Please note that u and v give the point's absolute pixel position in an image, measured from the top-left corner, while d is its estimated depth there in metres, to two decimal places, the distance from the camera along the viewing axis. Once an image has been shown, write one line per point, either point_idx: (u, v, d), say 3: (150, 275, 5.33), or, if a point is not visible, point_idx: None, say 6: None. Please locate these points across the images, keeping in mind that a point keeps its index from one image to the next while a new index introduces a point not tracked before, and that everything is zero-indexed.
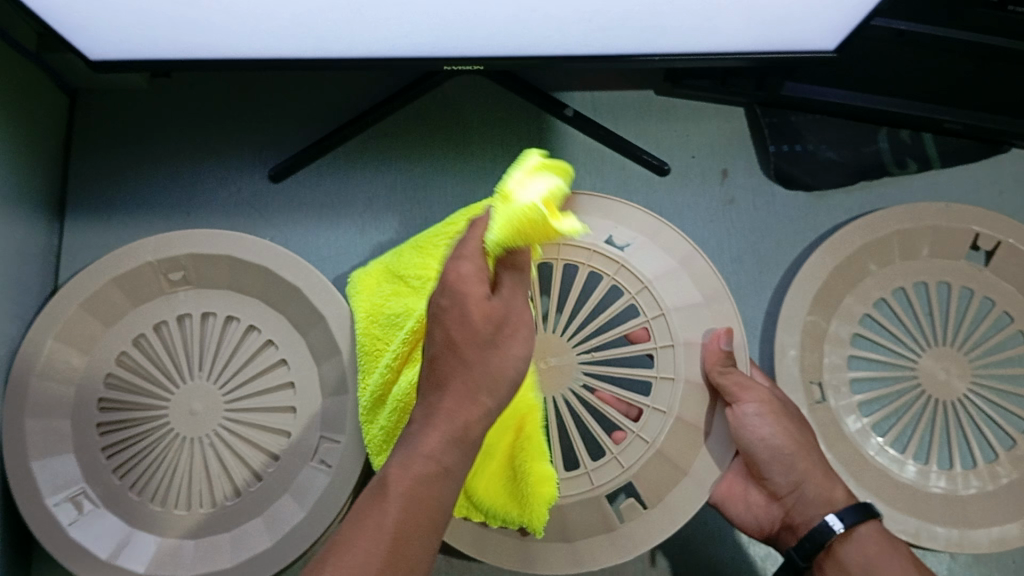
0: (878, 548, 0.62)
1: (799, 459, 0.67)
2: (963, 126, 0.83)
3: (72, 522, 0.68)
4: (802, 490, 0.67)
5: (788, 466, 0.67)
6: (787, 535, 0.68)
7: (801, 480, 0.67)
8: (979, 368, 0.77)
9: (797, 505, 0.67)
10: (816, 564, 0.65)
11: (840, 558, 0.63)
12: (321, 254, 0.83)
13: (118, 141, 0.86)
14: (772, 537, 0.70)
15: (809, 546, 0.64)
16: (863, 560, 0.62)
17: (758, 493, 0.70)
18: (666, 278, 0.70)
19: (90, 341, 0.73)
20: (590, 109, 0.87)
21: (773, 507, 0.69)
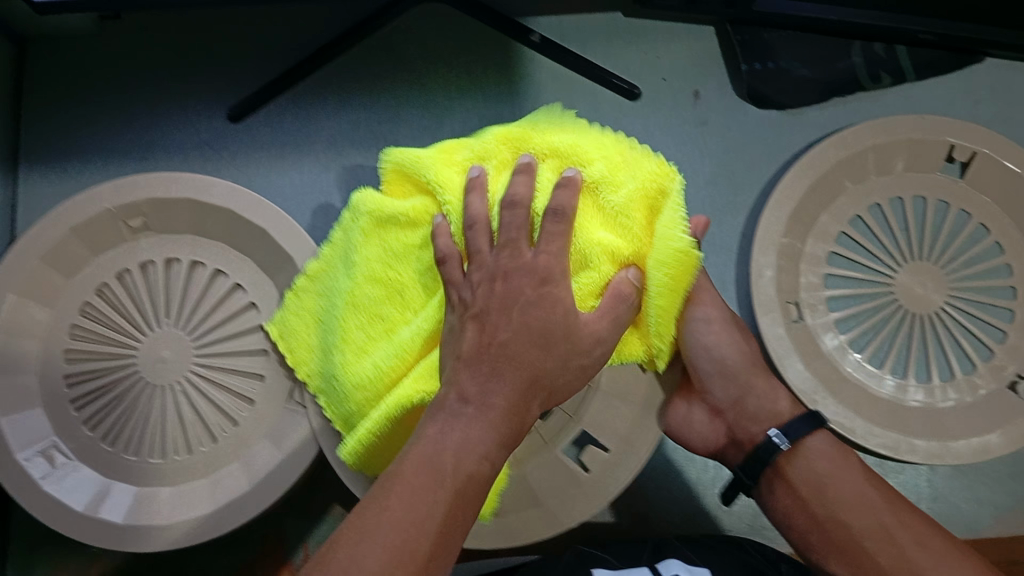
0: (830, 463, 0.58)
1: (743, 369, 0.63)
2: (937, 36, 0.81)
3: (45, 476, 0.67)
4: (744, 402, 0.62)
5: (731, 378, 0.63)
6: (730, 447, 0.63)
7: (740, 394, 0.62)
8: (955, 281, 0.76)
9: (739, 419, 0.62)
10: (763, 480, 0.60)
11: (790, 475, 0.59)
12: (285, 197, 0.81)
13: (71, 86, 0.83)
14: (716, 455, 0.65)
15: (755, 462, 0.60)
16: (812, 474, 0.58)
17: (701, 410, 0.65)
18: None
19: (52, 294, 0.71)
20: (556, 35, 0.84)
21: (717, 423, 0.64)
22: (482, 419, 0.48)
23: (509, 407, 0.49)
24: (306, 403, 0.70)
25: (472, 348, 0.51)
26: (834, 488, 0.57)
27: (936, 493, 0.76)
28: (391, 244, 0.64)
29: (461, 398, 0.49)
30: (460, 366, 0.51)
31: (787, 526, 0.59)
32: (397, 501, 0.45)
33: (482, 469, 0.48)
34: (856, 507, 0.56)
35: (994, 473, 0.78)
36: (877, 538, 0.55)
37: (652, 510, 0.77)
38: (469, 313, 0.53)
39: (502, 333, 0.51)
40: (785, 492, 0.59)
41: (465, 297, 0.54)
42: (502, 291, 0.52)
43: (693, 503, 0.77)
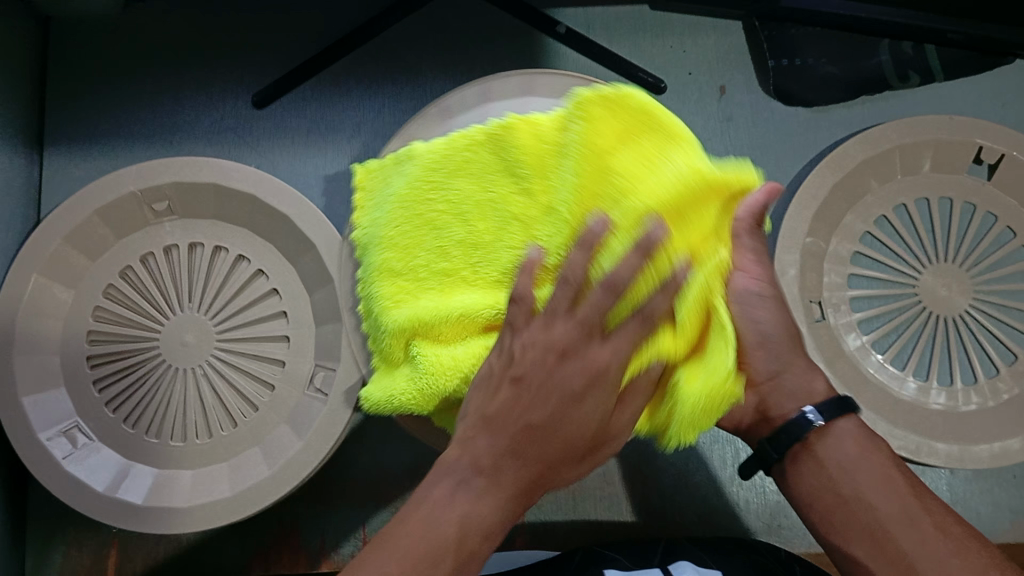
0: (859, 446, 0.55)
1: (782, 348, 0.58)
2: (966, 37, 0.80)
3: (67, 456, 0.68)
4: (782, 379, 0.58)
5: (775, 353, 0.57)
6: (757, 424, 0.59)
7: (781, 369, 0.57)
8: (979, 284, 0.76)
9: (774, 396, 0.58)
10: (789, 456, 0.57)
11: (817, 453, 0.56)
12: (308, 184, 0.81)
13: (97, 69, 0.84)
14: (741, 430, 0.60)
15: (784, 440, 0.56)
16: (841, 455, 0.55)
17: None
18: None
19: (75, 275, 0.72)
20: (582, 26, 0.84)
21: (748, 396, 0.59)
22: (489, 498, 0.47)
23: (520, 491, 0.48)
24: (325, 390, 0.69)
25: (499, 411, 0.48)
26: (863, 470, 0.54)
27: (955, 497, 0.76)
28: (481, 168, 0.56)
29: (474, 469, 0.47)
30: (476, 431, 0.48)
31: (807, 505, 0.56)
32: (397, 566, 0.44)
33: (484, 546, 0.46)
34: (884, 489, 0.54)
35: (1014, 477, 0.77)
36: (900, 524, 0.52)
37: (669, 506, 0.77)
38: (510, 372, 0.49)
39: (533, 414, 0.48)
40: (810, 470, 0.56)
41: (513, 350, 0.50)
42: (553, 368, 0.48)
43: (710, 500, 0.77)
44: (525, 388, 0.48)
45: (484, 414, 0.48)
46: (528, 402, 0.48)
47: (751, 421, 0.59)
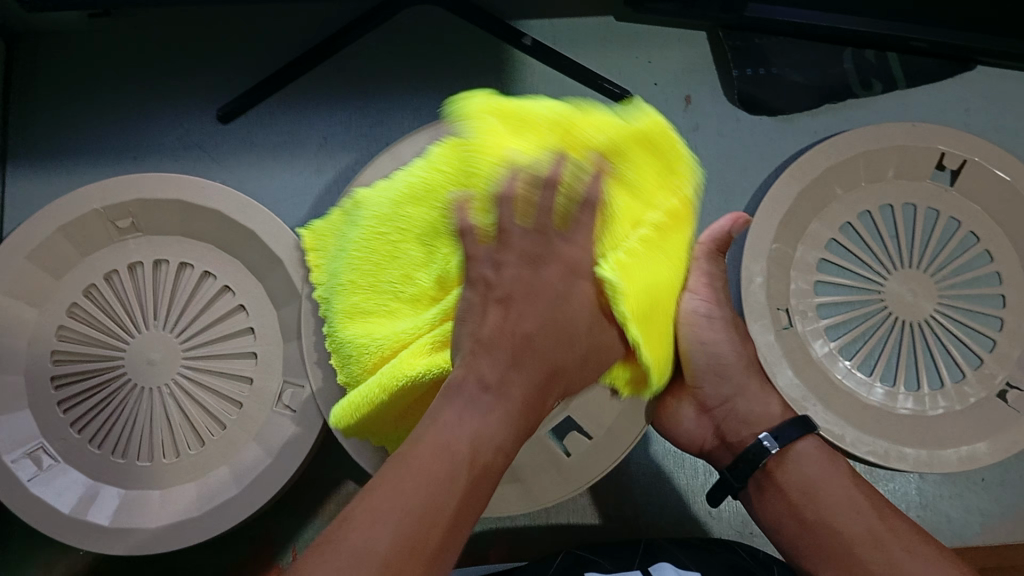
0: (818, 468, 0.60)
1: (735, 370, 0.63)
2: (929, 44, 0.81)
3: (32, 478, 0.67)
4: (733, 404, 0.63)
5: (722, 378, 0.63)
6: (718, 447, 0.64)
7: (732, 395, 0.63)
8: (945, 289, 0.77)
9: (729, 420, 0.63)
10: (755, 484, 0.61)
11: (780, 479, 0.60)
12: (275, 199, 0.81)
13: (59, 84, 0.83)
14: (703, 453, 0.65)
15: (746, 467, 0.61)
16: (801, 480, 0.59)
17: (688, 407, 0.65)
18: None
19: (39, 293, 0.71)
20: (548, 38, 0.84)
21: (704, 420, 0.64)
22: (498, 412, 0.46)
23: (527, 408, 0.47)
24: (295, 407, 0.69)
25: (495, 330, 0.48)
26: (824, 492, 0.59)
27: (925, 501, 0.77)
28: (419, 185, 0.55)
29: (481, 385, 0.46)
30: (477, 351, 0.47)
31: (775, 530, 0.60)
32: (414, 489, 0.42)
33: (497, 461, 0.45)
34: (845, 510, 0.58)
35: (982, 480, 0.78)
36: (867, 546, 0.56)
37: (641, 516, 0.77)
38: (493, 295, 0.49)
39: (527, 324, 0.48)
40: (776, 496, 0.60)
41: (485, 276, 0.49)
42: (531, 279, 0.49)
43: (682, 509, 0.77)
44: (522, 278, 0.49)
45: (479, 339, 0.48)
46: (520, 307, 0.48)
47: (709, 443, 0.65)
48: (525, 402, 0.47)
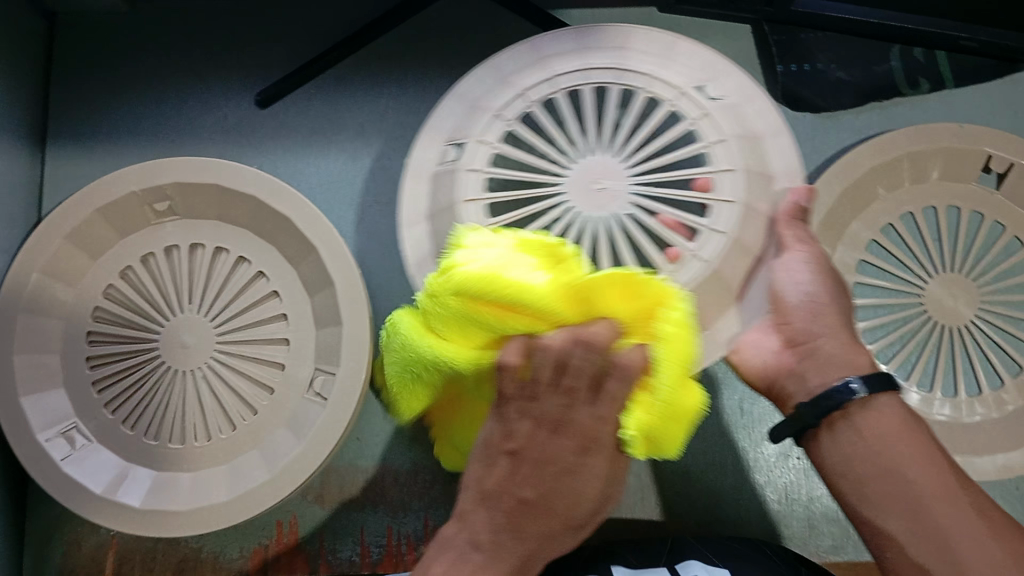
0: (901, 422, 0.54)
1: (829, 312, 0.58)
2: (979, 44, 0.79)
3: (66, 457, 0.67)
4: (821, 344, 0.57)
5: (817, 318, 0.58)
6: (789, 384, 0.58)
7: (825, 333, 0.57)
8: (987, 294, 0.75)
9: (812, 364, 0.57)
10: (825, 422, 0.55)
11: (856, 423, 0.54)
12: (311, 185, 0.81)
13: (98, 66, 0.83)
14: (772, 391, 0.60)
15: (824, 404, 0.55)
16: (882, 428, 0.53)
17: (774, 339, 0.59)
18: (750, 140, 0.62)
19: (75, 274, 0.71)
20: (588, 28, 0.83)
21: (785, 356, 0.58)
22: (491, 566, 0.51)
23: (523, 565, 0.52)
24: (325, 394, 0.69)
25: (495, 485, 0.53)
26: (903, 443, 0.53)
27: None
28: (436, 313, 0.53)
29: (473, 544, 0.52)
30: (480, 505, 0.53)
31: (840, 474, 0.54)
32: None
33: None
34: (925, 467, 0.52)
35: (1016, 489, 0.76)
36: (940, 501, 0.51)
37: (667, 513, 0.76)
38: (506, 446, 0.53)
39: (525, 490, 0.52)
40: (847, 439, 0.54)
41: (510, 424, 0.53)
42: (546, 442, 0.52)
43: (711, 508, 0.76)
44: (533, 440, 0.52)
45: (512, 449, 0.53)
46: (527, 469, 0.52)
47: (784, 383, 0.58)
48: (524, 562, 0.52)
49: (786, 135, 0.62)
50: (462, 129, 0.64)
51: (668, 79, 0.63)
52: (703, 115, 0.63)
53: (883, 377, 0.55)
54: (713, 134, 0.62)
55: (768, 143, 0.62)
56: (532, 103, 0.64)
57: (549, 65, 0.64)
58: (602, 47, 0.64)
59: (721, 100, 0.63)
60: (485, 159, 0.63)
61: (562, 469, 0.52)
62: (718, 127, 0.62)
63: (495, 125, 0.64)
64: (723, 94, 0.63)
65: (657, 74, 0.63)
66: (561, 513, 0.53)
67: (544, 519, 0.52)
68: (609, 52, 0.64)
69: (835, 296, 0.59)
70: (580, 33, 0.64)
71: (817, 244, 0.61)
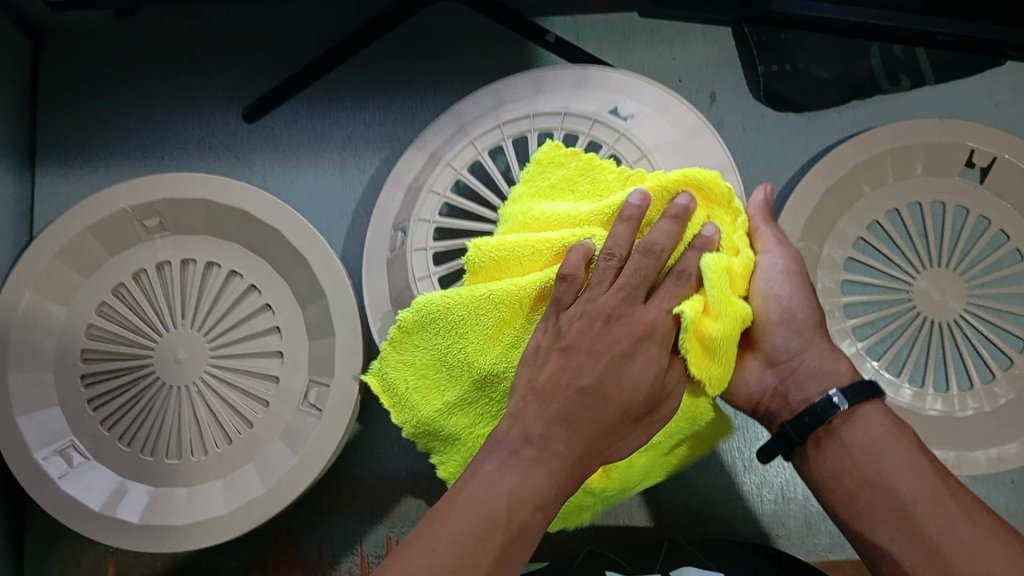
0: (885, 429, 0.53)
1: (808, 324, 0.56)
2: (957, 38, 0.79)
3: (62, 475, 0.68)
4: (804, 359, 0.56)
5: (798, 331, 0.56)
6: (778, 405, 0.57)
7: (803, 350, 0.56)
8: (974, 288, 0.76)
9: (795, 377, 0.56)
10: (811, 439, 0.55)
11: (842, 437, 0.54)
12: (301, 198, 0.81)
13: (86, 83, 0.84)
14: (759, 411, 0.58)
15: (808, 421, 0.54)
16: (867, 441, 0.53)
17: (753, 359, 0.57)
18: (668, 148, 0.65)
19: (68, 292, 0.72)
20: (572, 34, 0.84)
21: (768, 374, 0.57)
22: (545, 465, 0.48)
23: (579, 459, 0.49)
24: (319, 406, 0.69)
25: (549, 378, 0.51)
26: (889, 454, 0.52)
27: None
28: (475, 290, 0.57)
29: (525, 439, 0.49)
30: (532, 398, 0.51)
31: (829, 487, 0.54)
32: (450, 537, 0.45)
33: (536, 521, 0.47)
34: (913, 477, 0.52)
35: (1010, 481, 0.77)
36: (930, 509, 0.51)
37: (663, 513, 0.76)
38: (557, 343, 0.52)
39: (583, 376, 0.51)
40: (835, 455, 0.54)
41: (559, 327, 0.53)
42: (598, 332, 0.51)
43: (707, 507, 0.76)
44: (583, 333, 0.52)
45: (563, 341, 0.52)
46: (580, 359, 0.51)
47: (769, 401, 0.57)
48: (576, 460, 0.49)
49: (708, 133, 0.65)
50: (405, 213, 0.68)
51: (582, 109, 0.65)
52: (620, 137, 0.64)
53: (866, 388, 0.53)
54: (633, 152, 0.64)
55: (700, 139, 0.65)
56: (479, 150, 0.66)
57: (470, 129, 0.68)
58: (516, 94, 0.68)
59: (635, 116, 0.66)
60: (427, 236, 0.66)
61: (616, 357, 0.51)
62: (635, 145, 0.64)
63: (433, 201, 0.66)
64: (636, 110, 0.66)
65: (570, 106, 0.66)
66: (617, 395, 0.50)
67: (601, 410, 0.50)
68: (521, 103, 0.67)
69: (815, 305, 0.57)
70: (492, 91, 0.68)
71: (790, 244, 0.58)
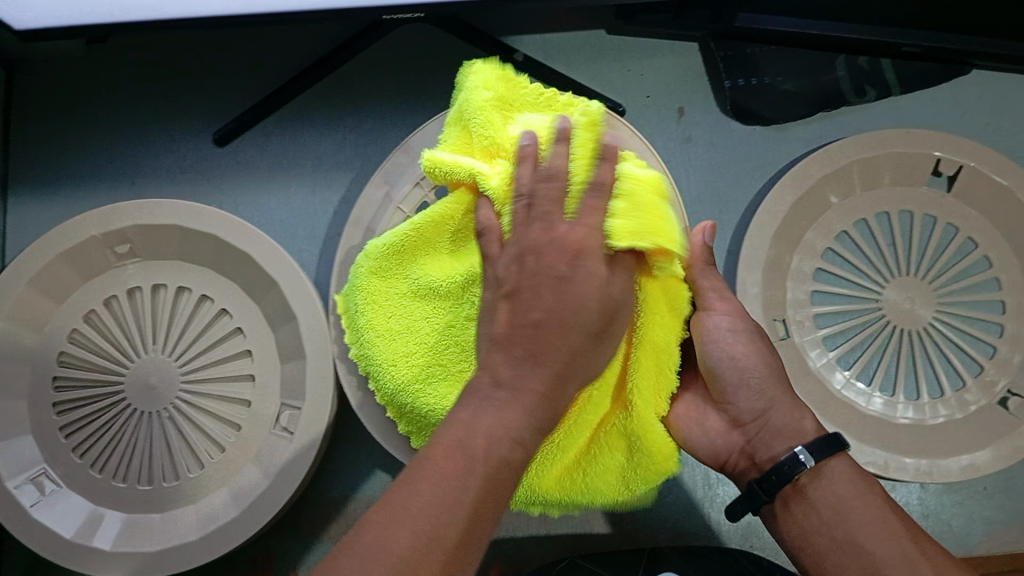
0: (851, 486, 0.53)
1: (767, 383, 0.58)
2: (921, 49, 0.80)
3: (35, 504, 0.67)
4: (769, 417, 0.57)
5: (757, 390, 0.58)
6: (744, 464, 0.58)
7: (768, 406, 0.57)
8: (942, 296, 0.76)
9: (761, 435, 0.57)
10: (780, 497, 0.55)
11: (811, 494, 0.54)
12: (273, 220, 0.82)
13: (56, 112, 0.84)
14: (726, 468, 0.60)
15: (776, 478, 0.54)
16: (833, 497, 0.53)
17: (718, 418, 0.59)
18: None
19: (41, 320, 0.72)
20: (540, 53, 0.84)
21: (735, 435, 0.58)
22: (514, 401, 0.45)
23: (546, 397, 0.46)
24: (291, 429, 0.69)
25: (504, 326, 0.47)
26: (856, 510, 0.52)
27: (926, 510, 0.76)
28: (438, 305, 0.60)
29: (494, 382, 0.46)
30: (494, 349, 0.47)
31: (801, 550, 0.54)
32: (425, 492, 0.41)
33: (515, 455, 0.44)
34: (878, 532, 0.51)
35: (984, 488, 0.77)
36: (898, 570, 0.49)
37: (639, 529, 0.76)
38: (503, 291, 0.49)
39: (534, 308, 0.47)
40: (803, 513, 0.54)
41: (498, 275, 0.50)
42: (536, 268, 0.48)
43: (683, 521, 0.76)
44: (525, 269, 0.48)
45: (512, 286, 0.48)
46: (528, 299, 0.47)
47: (735, 459, 0.59)
48: (544, 398, 0.46)
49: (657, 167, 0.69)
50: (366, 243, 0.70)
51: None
52: None
53: (826, 440, 0.54)
54: None
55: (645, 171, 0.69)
56: None
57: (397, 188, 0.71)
58: (435, 145, 0.71)
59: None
60: None
61: (556, 278, 0.47)
62: None
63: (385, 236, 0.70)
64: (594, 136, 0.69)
65: None
66: (572, 294, 0.47)
67: (558, 334, 0.46)
68: None
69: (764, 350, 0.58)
70: (423, 132, 0.71)
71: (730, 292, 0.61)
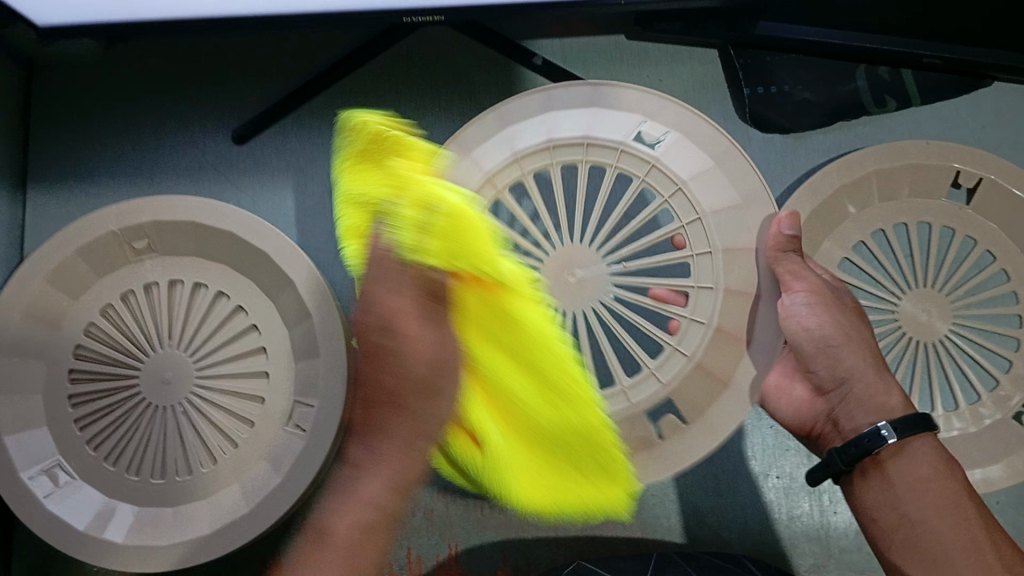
0: (932, 468, 0.60)
1: (850, 358, 0.65)
2: (942, 60, 0.80)
3: (49, 495, 0.68)
4: (851, 388, 0.65)
5: (837, 360, 0.65)
6: (828, 428, 0.67)
7: (848, 378, 0.65)
8: (959, 308, 0.76)
9: (841, 407, 0.66)
10: (858, 468, 0.63)
11: (888, 470, 0.61)
12: (290, 219, 0.82)
13: (78, 108, 0.85)
14: (810, 431, 0.68)
15: (858, 451, 0.62)
16: (911, 476, 0.60)
17: (803, 387, 0.68)
18: (701, 177, 0.68)
19: (58, 314, 0.72)
20: (558, 57, 0.85)
21: (817, 401, 0.68)
22: None
23: None
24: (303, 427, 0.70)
25: None
26: (932, 493, 0.60)
27: None
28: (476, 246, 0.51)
29: None
30: None
31: (869, 517, 0.63)
32: None
33: None
34: (951, 517, 0.59)
35: (997, 503, 0.77)
36: (965, 556, 0.57)
37: (650, 535, 0.76)
38: None
39: None
40: (878, 486, 0.62)
41: None
42: None
43: (694, 528, 0.76)
44: None
45: None
46: None
47: (821, 426, 0.68)
48: None
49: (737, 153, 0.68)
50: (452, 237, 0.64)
51: (534, 142, 0.67)
52: (651, 168, 0.67)
53: (912, 423, 0.61)
54: (668, 185, 0.67)
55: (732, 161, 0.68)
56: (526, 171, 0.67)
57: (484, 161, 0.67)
58: (525, 117, 0.68)
59: (661, 142, 0.69)
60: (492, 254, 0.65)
61: None
62: (669, 176, 0.67)
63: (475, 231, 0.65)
64: (663, 132, 0.69)
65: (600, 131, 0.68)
66: None
67: None
68: (528, 127, 0.68)
69: (850, 310, 0.67)
70: (457, 145, 0.67)
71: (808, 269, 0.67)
